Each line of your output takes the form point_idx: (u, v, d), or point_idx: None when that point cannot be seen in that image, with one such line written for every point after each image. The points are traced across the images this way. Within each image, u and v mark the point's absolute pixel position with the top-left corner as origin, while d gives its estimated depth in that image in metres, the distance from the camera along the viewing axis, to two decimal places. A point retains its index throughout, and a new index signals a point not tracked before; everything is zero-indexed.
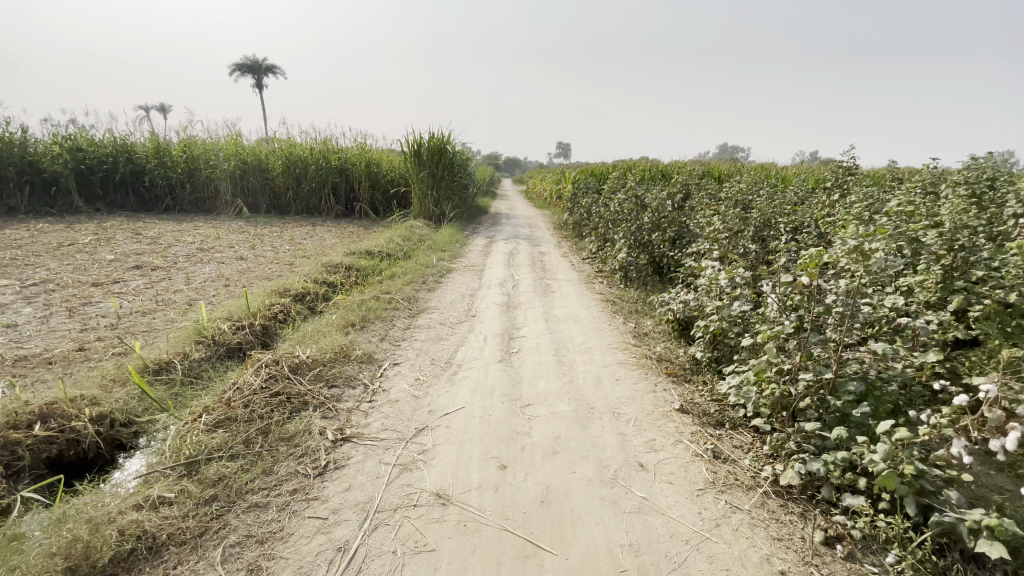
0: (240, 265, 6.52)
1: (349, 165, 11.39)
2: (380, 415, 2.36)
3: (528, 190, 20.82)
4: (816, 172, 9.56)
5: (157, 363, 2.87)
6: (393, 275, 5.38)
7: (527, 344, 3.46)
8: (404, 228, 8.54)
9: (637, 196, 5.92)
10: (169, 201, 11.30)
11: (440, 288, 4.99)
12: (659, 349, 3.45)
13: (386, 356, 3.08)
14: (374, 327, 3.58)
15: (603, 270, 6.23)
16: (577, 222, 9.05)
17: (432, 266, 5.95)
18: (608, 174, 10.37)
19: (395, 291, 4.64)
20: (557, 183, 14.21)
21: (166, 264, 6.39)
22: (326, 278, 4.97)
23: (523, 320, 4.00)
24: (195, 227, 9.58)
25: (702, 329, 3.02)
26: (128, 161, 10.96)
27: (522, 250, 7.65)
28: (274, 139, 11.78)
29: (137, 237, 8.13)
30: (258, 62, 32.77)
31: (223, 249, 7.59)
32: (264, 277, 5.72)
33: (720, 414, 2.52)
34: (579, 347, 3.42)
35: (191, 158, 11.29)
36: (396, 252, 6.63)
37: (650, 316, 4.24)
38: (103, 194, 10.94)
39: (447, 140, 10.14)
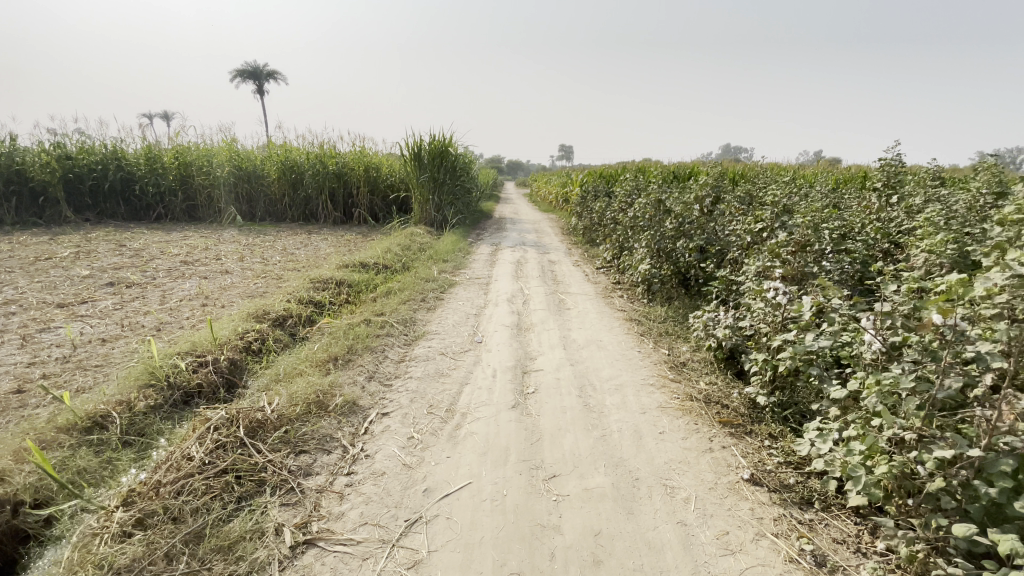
0: (225, 280, 5.96)
1: (347, 169, 10.85)
2: (359, 499, 1.79)
3: (533, 193, 20.32)
4: (841, 171, 8.97)
5: (88, 418, 2.28)
6: (389, 291, 4.81)
7: (545, 380, 2.88)
8: (404, 236, 7.98)
9: (659, 199, 5.32)
10: (161, 209, 10.79)
11: (441, 306, 4.42)
12: (704, 387, 2.86)
13: (374, 403, 2.51)
14: (361, 361, 3.00)
15: (621, 282, 5.65)
16: (588, 227, 8.46)
17: (432, 279, 5.38)
18: (618, 176, 9.79)
19: (390, 312, 4.06)
20: (563, 186, 13.63)
21: (144, 280, 5.84)
22: (313, 297, 4.41)
23: (538, 347, 3.42)
24: (186, 237, 9.07)
25: (767, 369, 2.44)
26: (118, 169, 10.47)
27: (530, 258, 7.08)
28: (269, 144, 11.26)
29: (120, 250, 7.61)
30: (259, 68, 32.80)
31: (210, 261, 7.05)
32: (248, 294, 5.17)
33: (804, 488, 1.94)
34: (608, 385, 2.84)
35: (182, 165, 10.77)
36: (394, 263, 6.07)
37: (684, 341, 3.65)
38: (91, 203, 10.43)
39: (448, 142, 9.59)
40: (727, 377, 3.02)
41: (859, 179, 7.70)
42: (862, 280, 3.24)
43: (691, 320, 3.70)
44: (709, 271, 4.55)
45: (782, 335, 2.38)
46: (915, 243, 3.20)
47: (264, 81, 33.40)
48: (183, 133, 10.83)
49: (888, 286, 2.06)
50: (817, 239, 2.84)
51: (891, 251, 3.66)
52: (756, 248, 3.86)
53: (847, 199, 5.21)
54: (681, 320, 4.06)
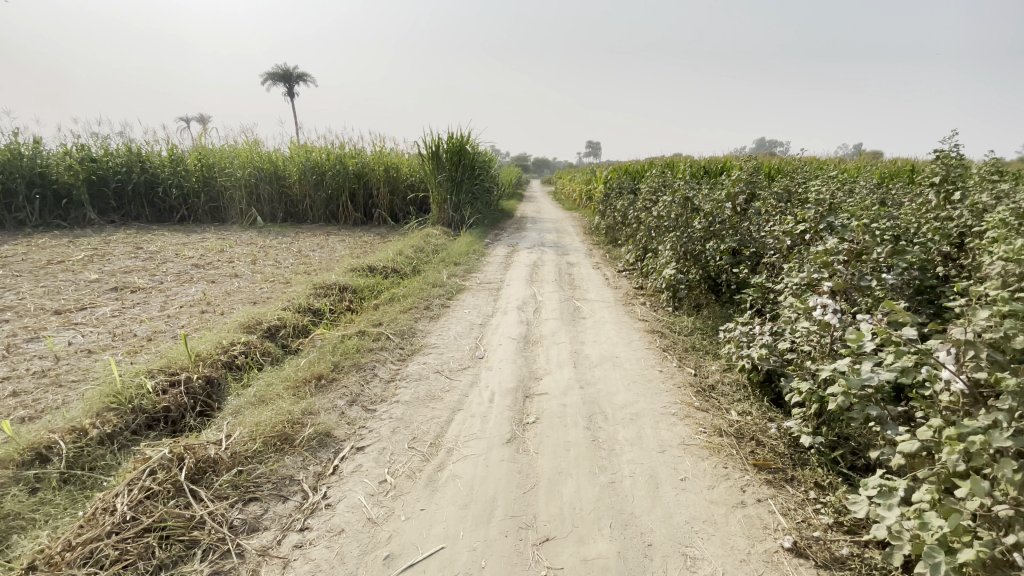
0: (231, 284, 5.78)
1: (366, 169, 10.69)
2: (305, 568, 1.48)
3: (558, 192, 19.96)
4: (887, 165, 8.32)
5: (31, 448, 2.09)
6: (393, 297, 4.51)
7: (549, 406, 2.52)
8: (419, 237, 7.71)
9: (686, 197, 4.88)
10: (183, 211, 10.83)
11: (446, 314, 4.10)
12: (735, 419, 2.46)
13: (349, 435, 2.20)
14: (345, 381, 2.70)
15: (643, 287, 5.24)
16: (611, 227, 8.06)
17: (441, 284, 5.06)
18: (644, 173, 9.32)
19: (388, 321, 3.76)
20: (587, 184, 13.18)
21: (151, 284, 5.72)
22: (311, 304, 4.16)
23: (546, 364, 3.07)
24: (204, 239, 9.04)
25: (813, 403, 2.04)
26: (142, 171, 10.53)
27: (548, 260, 6.72)
28: (289, 145, 11.18)
29: (137, 252, 7.58)
30: (288, 72, 33.38)
31: (222, 264, 6.91)
32: (250, 299, 4.97)
33: (863, 565, 1.54)
34: (622, 414, 2.46)
35: (204, 167, 10.79)
36: (403, 266, 5.80)
37: (712, 359, 3.24)
38: (117, 205, 10.53)
39: (467, 139, 9.30)
40: (762, 405, 2.60)
41: (910, 173, 7.05)
42: (922, 289, 2.78)
43: (723, 336, 3.29)
44: (744, 278, 4.10)
45: (832, 364, 1.98)
46: (986, 246, 2.72)
47: (294, 84, 33.83)
48: (205, 135, 10.84)
49: (978, 312, 1.61)
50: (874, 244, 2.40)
51: (955, 254, 3.18)
52: (796, 253, 3.41)
53: (899, 194, 4.66)
54: (709, 333, 3.64)
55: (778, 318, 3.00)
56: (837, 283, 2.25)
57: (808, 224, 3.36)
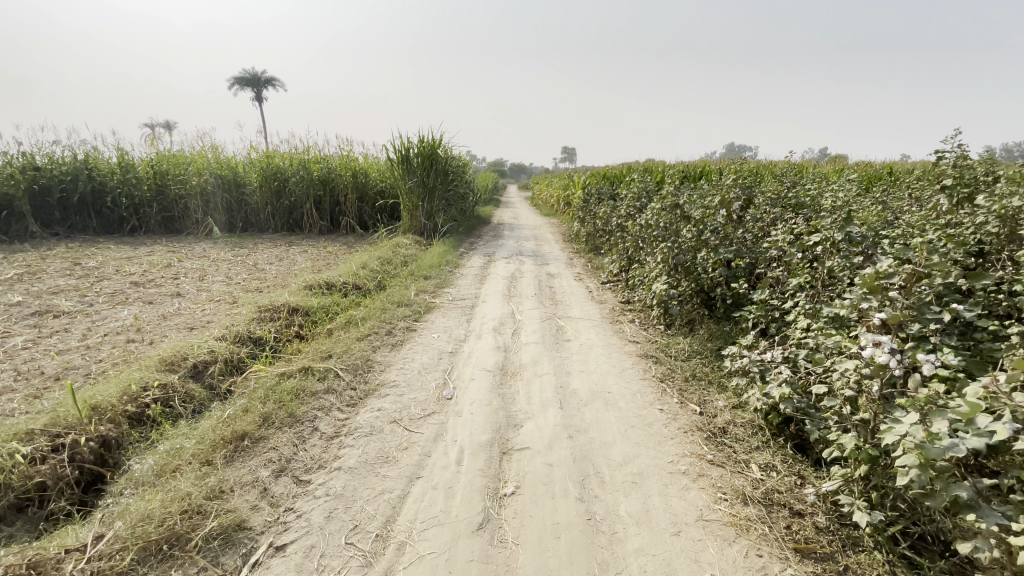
0: (171, 306, 5.10)
1: (334, 175, 10.05)
2: None
3: (535, 197, 19.66)
4: (866, 166, 8.14)
5: None
6: (350, 320, 3.94)
7: (531, 467, 2.02)
8: (388, 247, 7.14)
9: (675, 204, 4.42)
10: (134, 222, 9.96)
11: (410, 340, 3.56)
12: (759, 478, 2.00)
13: (267, 526, 1.67)
14: (274, 443, 2.15)
15: (630, 301, 4.81)
16: (592, 234, 7.66)
17: (407, 302, 4.52)
18: (624, 177, 8.95)
19: (341, 352, 3.20)
20: (564, 188, 12.79)
21: (77, 307, 4.99)
22: (253, 332, 3.57)
23: (525, 404, 2.57)
24: (153, 252, 8.25)
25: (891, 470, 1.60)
26: (89, 179, 9.62)
27: (526, 271, 6.24)
28: (251, 149, 10.44)
29: (74, 268, 6.78)
30: (258, 77, 32.53)
31: (166, 282, 6.19)
32: (189, 324, 4.33)
33: None
34: (622, 476, 1.98)
35: (158, 174, 9.95)
36: (367, 282, 5.24)
37: (718, 392, 2.79)
38: (61, 217, 9.60)
39: (439, 143, 8.77)
40: (785, 454, 2.16)
41: (893, 174, 6.84)
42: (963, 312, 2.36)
43: (730, 364, 2.84)
44: (743, 294, 3.68)
45: (901, 423, 1.56)
46: None
47: (263, 89, 32.70)
48: (159, 140, 10.01)
49: None
50: (934, 267, 1.96)
51: None
52: (811, 273, 3.01)
53: (898, 195, 4.32)
54: (710, 357, 3.21)
55: (796, 346, 2.57)
56: (891, 314, 1.83)
57: (824, 235, 2.92)
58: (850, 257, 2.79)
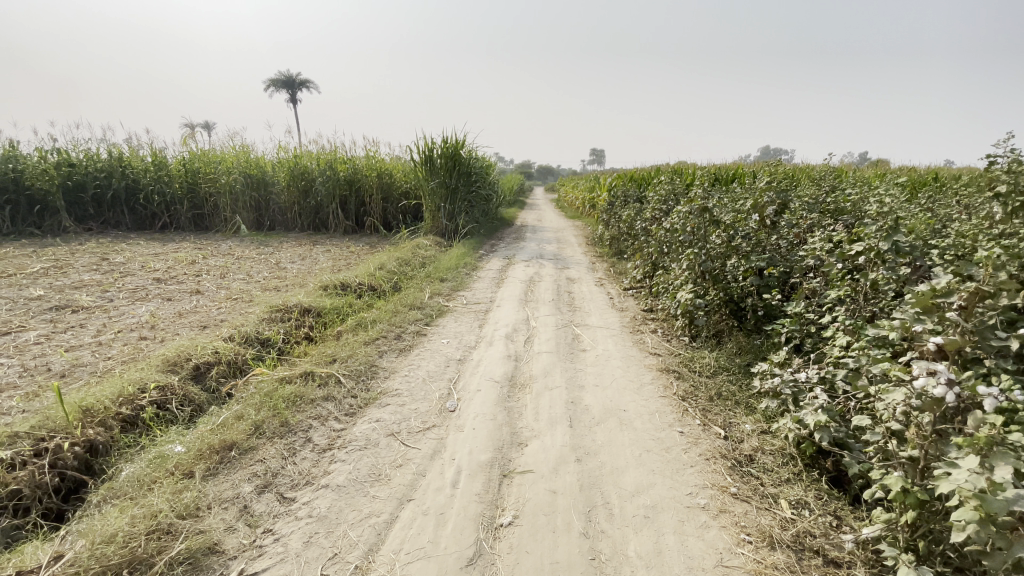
0: (189, 303, 5.11)
1: (358, 175, 10.06)
2: None
3: (562, 199, 19.45)
4: (912, 171, 7.67)
5: None
6: (360, 323, 3.84)
7: (532, 493, 1.85)
8: (407, 248, 7.05)
9: (703, 207, 4.11)
10: (165, 219, 10.18)
11: (419, 345, 3.43)
12: (789, 517, 1.78)
13: (240, 550, 1.56)
14: (262, 455, 2.04)
15: (654, 310, 4.57)
16: (616, 238, 7.42)
17: (420, 305, 4.39)
18: (651, 179, 8.67)
19: (346, 357, 3.08)
20: (590, 191, 12.56)
21: (98, 302, 5.05)
22: (260, 333, 3.50)
23: (533, 420, 2.39)
24: (180, 248, 8.38)
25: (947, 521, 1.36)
26: (123, 177, 9.86)
27: (546, 275, 6.06)
28: (278, 149, 10.54)
29: (102, 263, 6.92)
30: (292, 78, 33.23)
31: (187, 279, 6.24)
32: (202, 323, 4.31)
33: None
34: (633, 509, 1.78)
35: (189, 172, 10.14)
36: (382, 283, 5.15)
37: (746, 414, 2.56)
38: (96, 212, 9.87)
39: (463, 144, 8.65)
40: (820, 490, 1.93)
41: (940, 180, 6.41)
42: None
43: (759, 384, 2.60)
44: (776, 305, 3.42)
45: (959, 466, 1.32)
46: None
47: (296, 90, 33.39)
48: (190, 138, 10.20)
49: None
50: (1002, 285, 1.69)
51: None
52: (855, 286, 2.76)
53: (947, 200, 3.98)
54: (738, 374, 2.97)
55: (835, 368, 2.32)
56: (948, 338, 1.58)
57: (867, 244, 2.65)
58: (896, 269, 2.53)
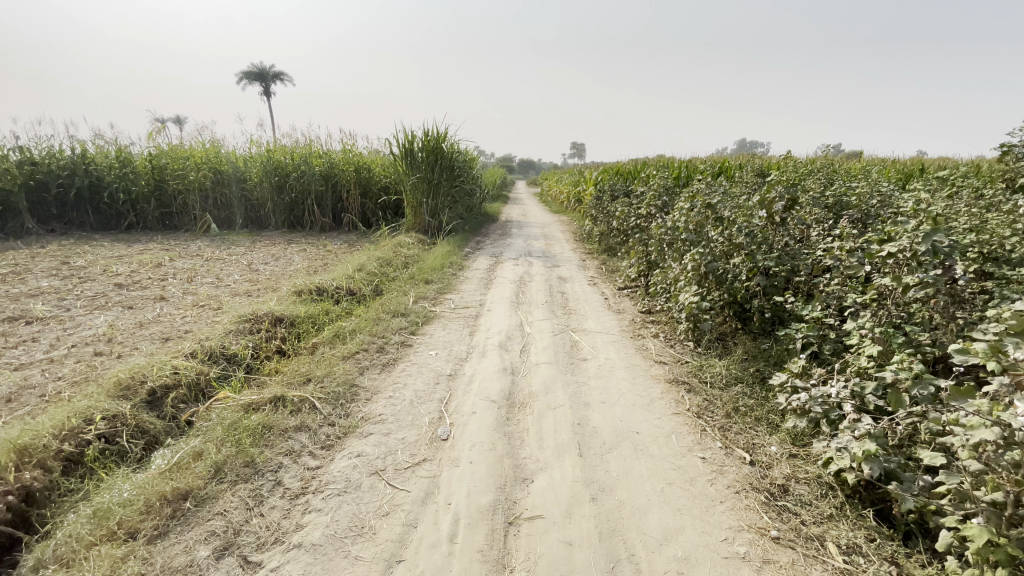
0: (152, 312, 4.69)
1: (336, 171, 9.63)
2: None
3: (543, 193, 19.23)
4: (898, 161, 7.61)
5: None
6: (339, 334, 3.50)
7: (545, 546, 1.57)
8: (389, 247, 6.70)
9: (707, 204, 3.86)
10: (132, 218, 9.59)
11: (403, 359, 3.13)
12: (840, 568, 1.55)
13: None
14: (223, 506, 1.72)
15: (652, 311, 4.33)
16: (606, 234, 7.18)
17: (404, 312, 4.07)
18: (639, 173, 8.45)
19: (323, 375, 2.76)
20: (575, 185, 12.34)
21: (51, 312, 4.59)
22: (226, 348, 3.14)
23: (537, 449, 2.11)
24: (147, 250, 7.86)
25: None
26: (86, 174, 9.24)
27: (535, 274, 5.78)
28: (251, 143, 10.01)
29: (60, 268, 6.40)
30: (266, 71, 32.24)
31: (152, 284, 5.78)
32: (165, 334, 3.91)
33: None
34: (663, 564, 1.52)
35: (155, 168, 9.54)
36: (363, 287, 4.81)
37: (770, 434, 2.32)
38: (58, 212, 9.25)
39: (445, 137, 8.30)
40: (869, 529, 1.71)
41: (925, 170, 6.32)
42: None
43: (783, 400, 2.37)
44: (789, 309, 3.19)
45: None
46: None
47: (271, 83, 32.33)
48: (157, 133, 9.61)
49: None
50: None
51: None
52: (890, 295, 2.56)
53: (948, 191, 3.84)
54: (755, 386, 2.73)
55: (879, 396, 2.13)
56: None
57: (900, 245, 2.44)
58: (931, 271, 2.33)
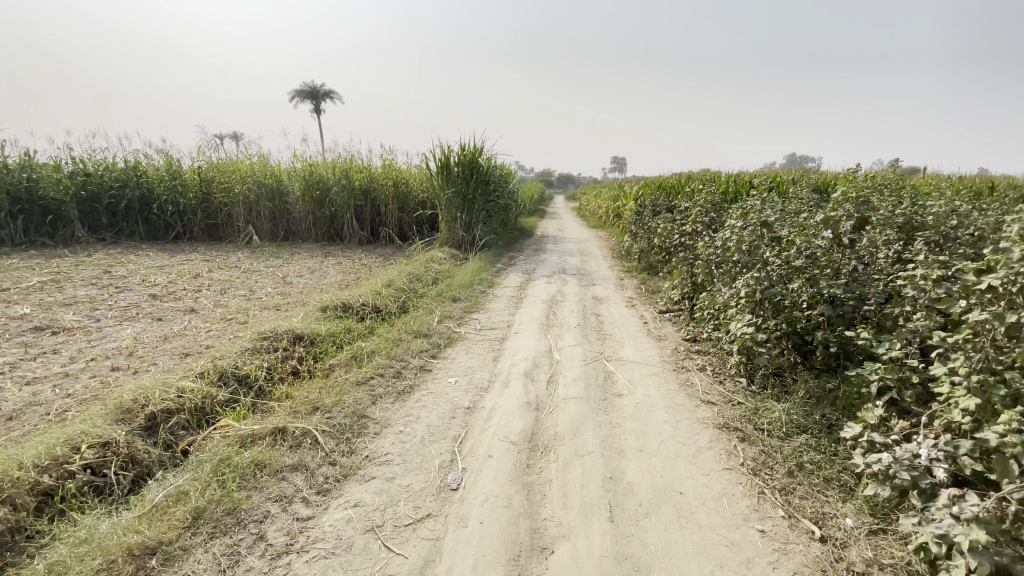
0: (179, 324, 4.65)
1: (374, 185, 9.66)
2: None
3: (582, 207, 18.95)
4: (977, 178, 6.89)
5: None
6: (356, 355, 3.30)
7: None
8: (421, 262, 6.56)
9: (763, 222, 3.45)
10: (178, 229, 9.88)
11: (420, 387, 2.88)
12: None
13: None
14: (191, 566, 1.51)
15: (697, 339, 3.94)
16: (647, 252, 6.80)
17: (428, 333, 3.84)
18: (683, 188, 8.03)
19: (331, 404, 2.54)
20: (615, 200, 11.97)
21: (83, 323, 4.61)
22: (237, 368, 2.98)
23: (560, 509, 1.80)
24: (189, 261, 8.04)
25: None
26: (138, 186, 9.61)
27: (570, 293, 5.47)
28: (294, 157, 10.20)
29: (103, 278, 6.56)
30: (317, 91, 33.60)
31: (185, 295, 5.81)
32: (185, 350, 3.82)
33: None
34: None
35: (202, 181, 9.83)
36: (389, 304, 4.63)
37: (843, 503, 1.93)
38: (110, 222, 9.63)
39: (481, 151, 8.15)
40: None
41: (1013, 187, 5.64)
42: None
43: (858, 460, 1.97)
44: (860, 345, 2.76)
45: None
46: None
47: (320, 100, 33.65)
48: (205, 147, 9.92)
49: None
50: None
51: None
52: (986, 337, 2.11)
53: None
54: (822, 438, 2.32)
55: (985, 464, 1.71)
56: None
57: (1000, 276, 2.01)
58: None
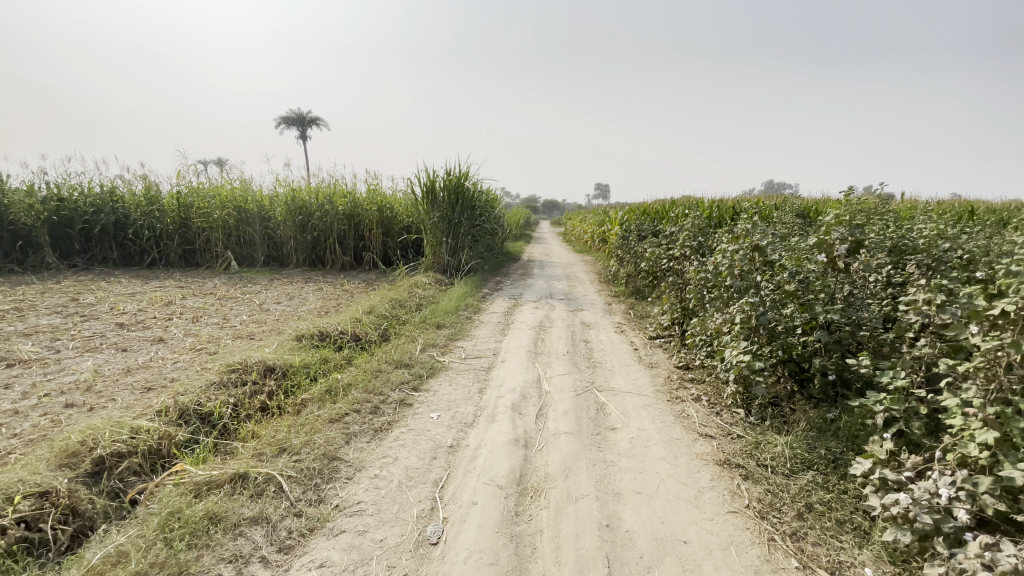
0: (145, 355, 4.38)
1: (357, 210, 9.51)
2: None
3: (567, 233, 19.01)
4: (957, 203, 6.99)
5: None
6: (331, 389, 3.09)
7: None
8: (404, 288, 6.38)
9: (755, 245, 3.36)
10: (154, 255, 9.58)
11: (399, 423, 2.68)
12: None
13: None
14: None
15: (690, 367, 3.80)
16: (634, 277, 6.71)
17: (409, 363, 3.64)
18: (669, 213, 8.03)
19: (301, 444, 2.33)
20: (601, 225, 11.97)
21: (40, 354, 4.32)
22: (200, 405, 2.75)
23: (552, 565, 1.61)
24: (163, 287, 7.74)
25: None
26: (113, 211, 9.33)
27: (558, 319, 5.32)
28: (276, 182, 10.03)
29: (68, 306, 6.24)
30: (303, 117, 33.67)
31: (155, 324, 5.53)
32: (147, 384, 3.57)
33: None
34: None
35: (181, 206, 9.59)
36: (369, 332, 4.42)
37: (861, 550, 1.76)
38: (82, 248, 9.30)
39: (467, 176, 8.09)
40: None
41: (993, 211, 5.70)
42: None
43: (873, 502, 1.82)
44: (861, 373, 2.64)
45: None
46: None
47: (306, 128, 33.75)
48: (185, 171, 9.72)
49: None
50: None
51: None
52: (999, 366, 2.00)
53: None
54: (830, 475, 2.17)
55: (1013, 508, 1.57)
56: None
57: (1014, 301, 1.91)
58: None
